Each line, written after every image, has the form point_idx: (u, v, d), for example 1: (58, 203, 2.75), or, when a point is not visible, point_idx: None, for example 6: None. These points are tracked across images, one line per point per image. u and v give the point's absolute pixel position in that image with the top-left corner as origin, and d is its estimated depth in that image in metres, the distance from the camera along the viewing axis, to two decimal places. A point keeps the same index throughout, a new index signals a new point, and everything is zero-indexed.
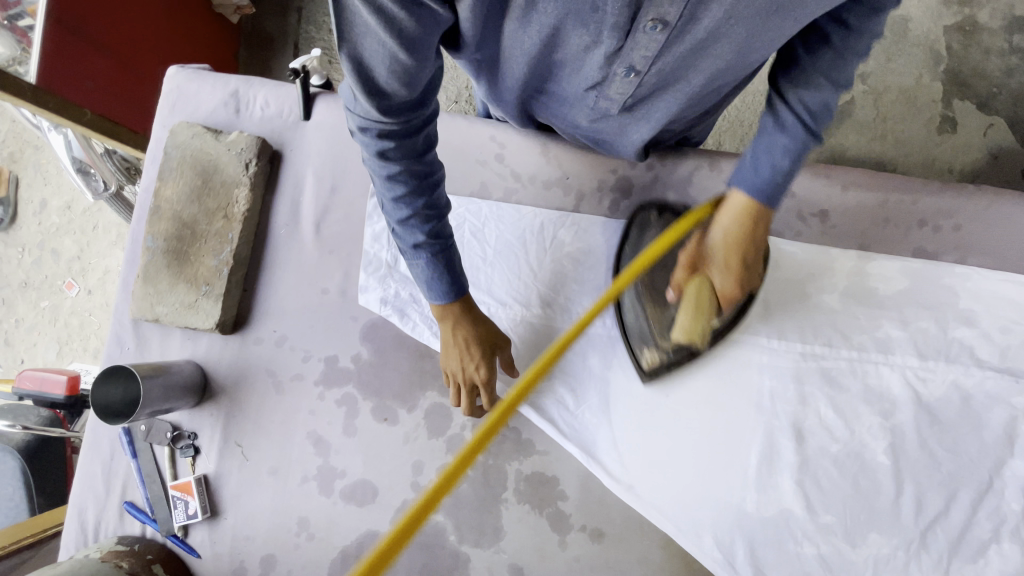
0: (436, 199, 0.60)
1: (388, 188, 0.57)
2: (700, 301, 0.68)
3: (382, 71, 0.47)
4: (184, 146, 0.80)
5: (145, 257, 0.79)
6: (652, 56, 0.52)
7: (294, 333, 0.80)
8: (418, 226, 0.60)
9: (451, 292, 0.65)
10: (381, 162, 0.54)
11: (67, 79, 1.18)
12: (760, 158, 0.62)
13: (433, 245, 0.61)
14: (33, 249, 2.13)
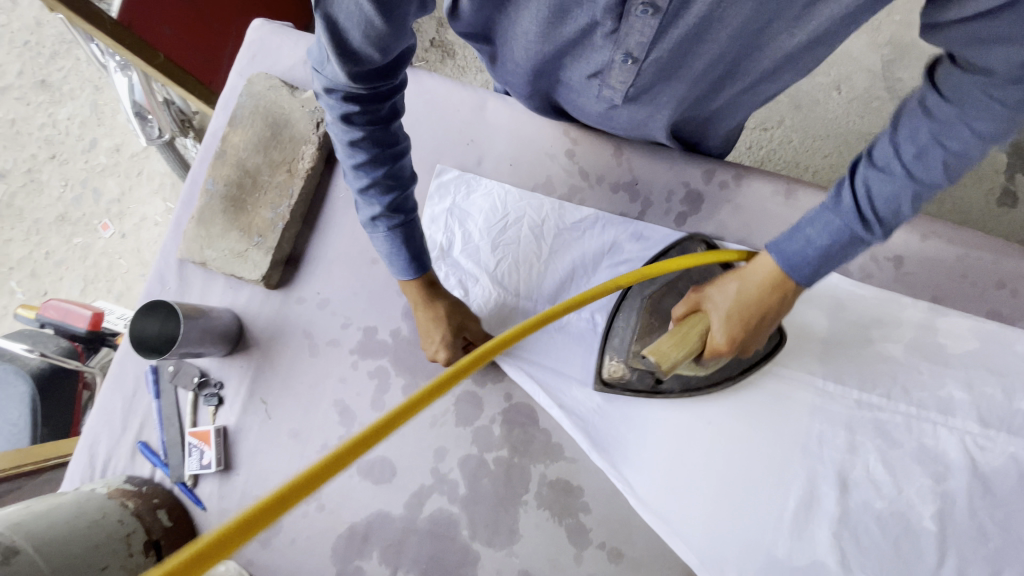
0: (398, 170, 0.63)
1: (349, 155, 0.60)
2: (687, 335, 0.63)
3: (355, 34, 0.48)
4: (259, 96, 0.80)
5: (202, 200, 0.79)
6: (647, 42, 0.55)
7: (337, 297, 0.79)
8: (375, 196, 0.63)
9: (410, 267, 0.69)
10: (343, 127, 0.58)
11: (148, 21, 1.20)
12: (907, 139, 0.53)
13: (392, 218, 0.64)
14: (76, 185, 2.16)
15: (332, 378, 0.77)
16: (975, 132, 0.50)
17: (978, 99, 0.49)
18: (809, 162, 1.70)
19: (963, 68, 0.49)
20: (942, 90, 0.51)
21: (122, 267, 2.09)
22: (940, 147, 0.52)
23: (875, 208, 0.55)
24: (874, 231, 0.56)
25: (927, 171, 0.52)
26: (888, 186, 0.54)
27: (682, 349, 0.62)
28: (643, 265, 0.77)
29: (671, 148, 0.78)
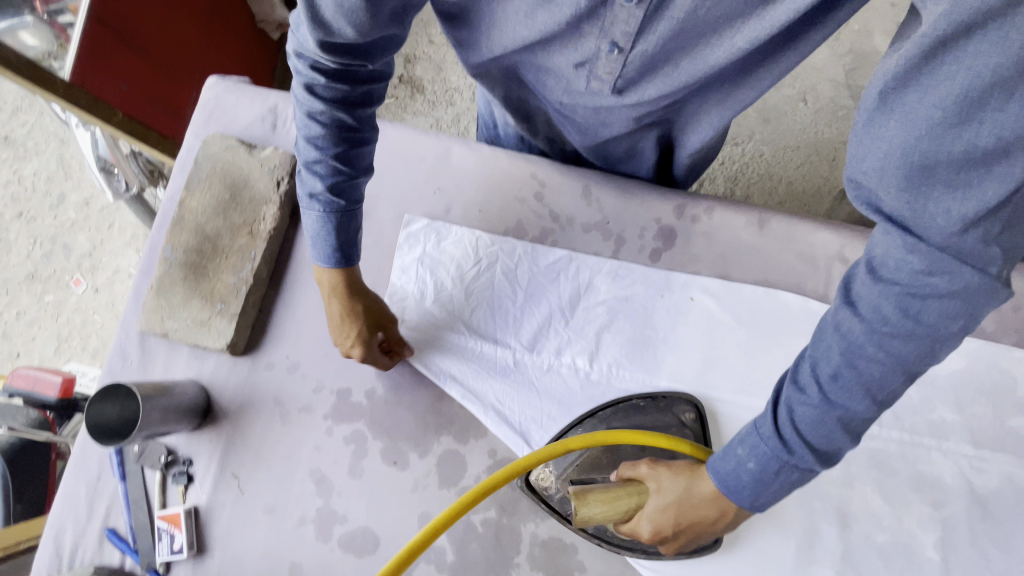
0: (354, 160, 0.64)
1: (306, 125, 0.60)
2: (618, 505, 0.60)
3: (329, 3, 0.50)
4: (216, 158, 0.78)
5: (160, 268, 0.76)
6: (632, 33, 0.57)
7: (307, 360, 0.76)
8: (323, 175, 0.63)
9: (334, 257, 0.67)
10: (306, 93, 0.59)
11: (103, 80, 1.18)
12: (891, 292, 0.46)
13: (329, 199, 0.63)
14: (45, 242, 2.11)
15: (306, 446, 0.73)
16: (898, 358, 0.46)
17: (904, 332, 0.45)
18: (783, 173, 1.71)
19: (895, 272, 0.45)
20: (861, 308, 0.47)
21: (96, 323, 2.04)
22: (854, 371, 0.48)
23: (799, 437, 0.51)
24: (804, 458, 0.51)
25: (845, 398, 0.48)
26: (813, 411, 0.50)
27: (603, 512, 0.59)
28: (621, 305, 0.75)
29: (640, 184, 0.77)
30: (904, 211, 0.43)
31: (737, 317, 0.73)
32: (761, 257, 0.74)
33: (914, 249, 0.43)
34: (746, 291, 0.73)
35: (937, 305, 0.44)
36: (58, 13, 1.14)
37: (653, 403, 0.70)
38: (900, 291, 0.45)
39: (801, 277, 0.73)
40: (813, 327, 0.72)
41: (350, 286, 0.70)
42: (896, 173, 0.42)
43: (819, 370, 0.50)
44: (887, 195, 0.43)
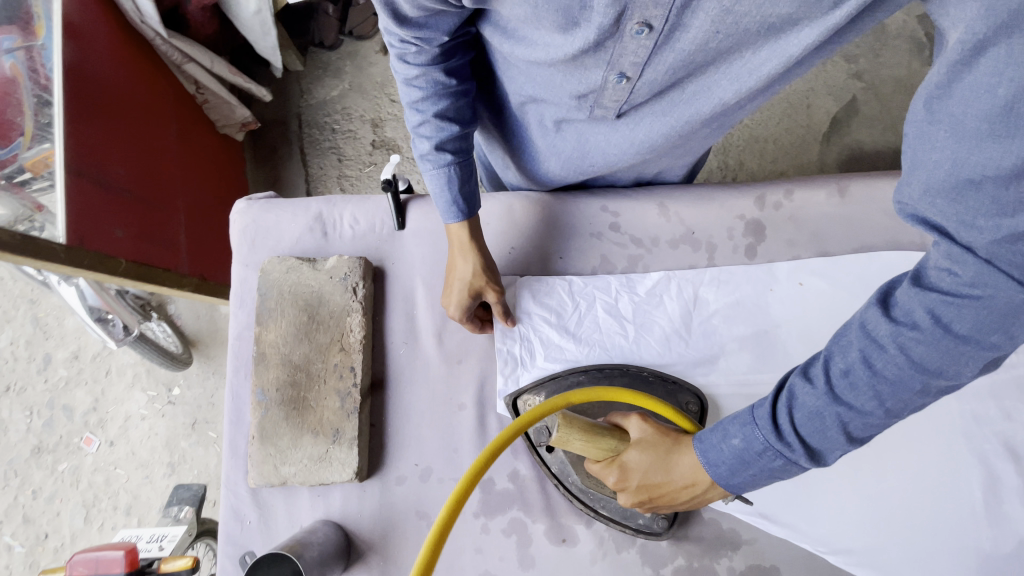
0: (457, 112, 0.69)
1: (407, 91, 0.67)
2: (596, 449, 0.59)
3: None
4: (280, 282, 0.73)
5: (257, 414, 0.70)
6: (641, 62, 0.56)
7: (438, 461, 0.71)
8: (431, 135, 0.68)
9: (455, 209, 0.70)
10: (401, 65, 0.64)
11: (98, 230, 1.11)
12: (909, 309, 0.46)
13: (441, 156, 0.69)
14: (43, 409, 1.97)
15: (466, 551, 0.69)
16: (916, 362, 0.46)
17: (931, 338, 0.45)
18: (767, 133, 1.75)
19: (939, 280, 0.45)
20: (894, 313, 0.47)
21: (121, 477, 1.90)
22: (869, 371, 0.47)
23: (794, 427, 0.51)
24: (794, 445, 0.51)
25: (861, 399, 0.48)
26: (816, 400, 0.49)
27: (582, 446, 0.59)
28: (734, 309, 0.73)
29: (712, 187, 0.76)
30: (951, 224, 0.44)
31: (850, 289, 0.72)
32: (851, 224, 0.74)
33: (960, 262, 0.43)
34: (848, 261, 0.73)
35: (972, 313, 0.43)
36: (17, 174, 1.04)
37: (662, 382, 0.70)
38: (941, 297, 0.45)
39: (894, 233, 0.73)
40: None
41: (478, 245, 0.71)
42: (939, 185, 0.43)
43: (831, 365, 0.50)
44: (934, 204, 0.44)
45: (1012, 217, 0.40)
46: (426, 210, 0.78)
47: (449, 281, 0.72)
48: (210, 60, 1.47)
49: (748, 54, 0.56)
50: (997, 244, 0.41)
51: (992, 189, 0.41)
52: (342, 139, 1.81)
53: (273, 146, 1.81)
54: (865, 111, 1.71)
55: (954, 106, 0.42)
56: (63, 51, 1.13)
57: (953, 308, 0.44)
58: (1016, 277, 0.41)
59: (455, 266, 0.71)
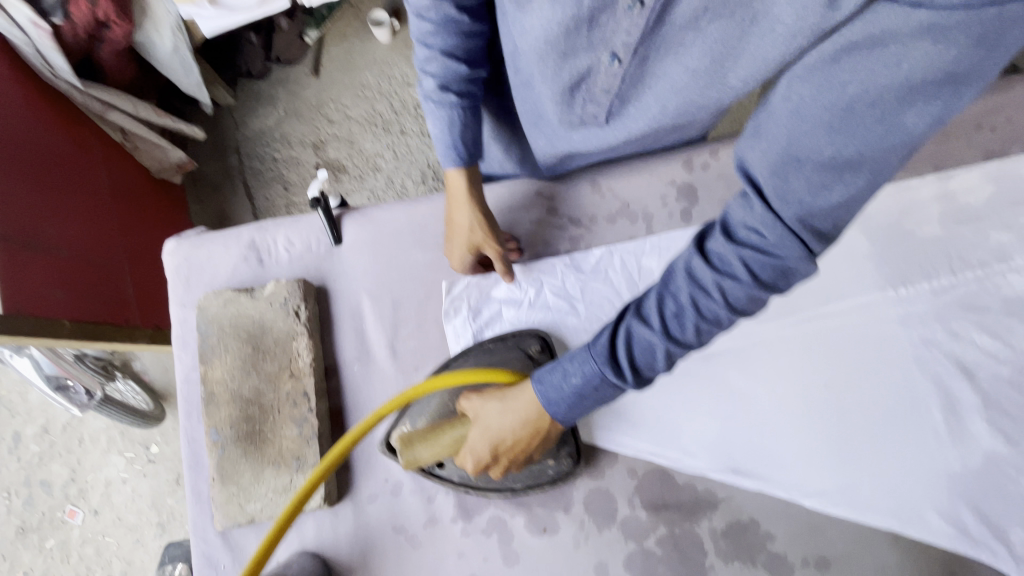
0: (467, 52, 0.67)
1: (418, 26, 0.66)
2: (446, 446, 0.61)
3: None
4: (220, 317, 0.71)
5: (214, 456, 0.68)
6: (633, 42, 0.57)
7: (408, 473, 0.69)
8: (437, 73, 0.66)
9: (453, 155, 0.70)
10: None
11: (37, 295, 1.07)
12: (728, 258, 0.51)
13: (449, 95, 0.67)
14: (19, 489, 1.89)
15: (449, 557, 0.67)
16: (731, 303, 0.51)
17: (743, 282, 0.50)
18: None
19: (749, 237, 0.51)
20: (711, 258, 0.52)
21: (112, 544, 1.83)
22: (695, 313, 0.52)
23: (630, 361, 0.54)
24: (626, 381, 0.54)
25: (688, 335, 0.53)
26: (648, 337, 0.53)
27: (431, 452, 0.60)
28: None
29: (640, 157, 0.76)
30: (769, 190, 0.49)
31: None
32: None
33: (768, 226, 0.49)
34: None
35: (774, 266, 0.50)
36: None
37: (500, 343, 0.70)
38: (750, 249, 0.50)
39: None
40: None
41: (479, 194, 0.71)
42: (775, 155, 0.48)
43: (665, 311, 0.53)
44: (763, 171, 0.49)
45: (825, 193, 0.47)
46: (361, 222, 0.77)
47: (452, 228, 0.71)
48: (133, 105, 1.42)
49: (734, 53, 0.56)
50: (804, 216, 0.48)
51: (829, 161, 0.46)
52: (285, 166, 1.78)
53: (215, 183, 1.76)
54: None
55: (811, 94, 0.47)
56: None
57: (758, 260, 0.50)
58: (804, 239, 0.48)
59: (457, 214, 0.70)
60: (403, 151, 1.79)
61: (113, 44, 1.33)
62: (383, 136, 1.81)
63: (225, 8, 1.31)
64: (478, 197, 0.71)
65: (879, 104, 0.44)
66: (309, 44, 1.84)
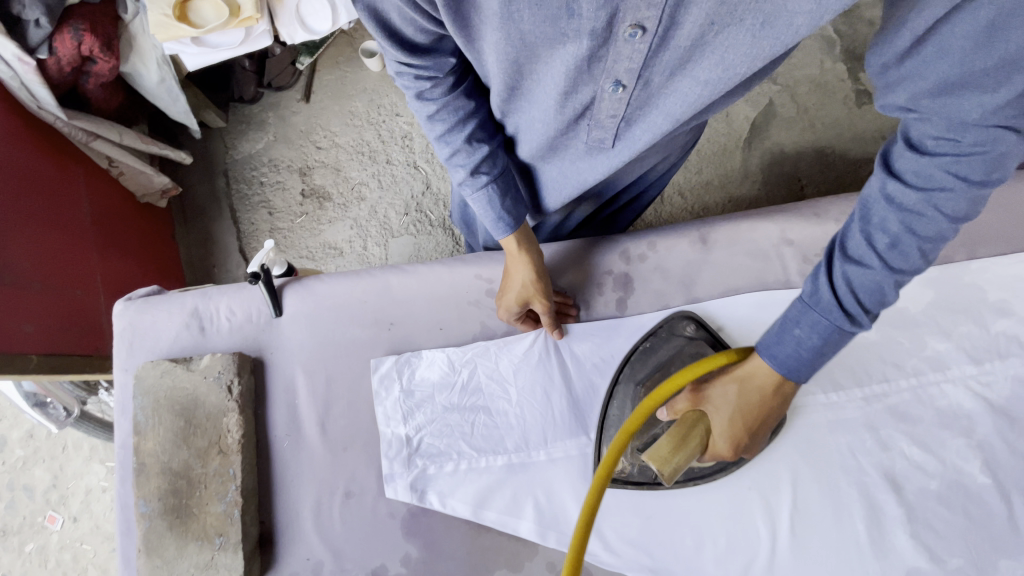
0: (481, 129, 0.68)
1: (430, 127, 0.66)
2: (687, 438, 0.60)
3: (405, 27, 0.55)
4: (155, 388, 0.73)
5: (142, 527, 0.70)
6: (636, 67, 0.56)
7: (329, 554, 0.70)
8: (466, 163, 0.67)
9: (503, 223, 0.70)
10: (420, 102, 0.63)
11: (4, 331, 1.10)
12: (930, 169, 0.50)
13: (489, 174, 0.68)
14: (3, 492, 1.89)
15: None
16: (949, 215, 0.51)
17: (956, 193, 0.49)
18: None
19: (940, 147, 0.50)
20: (906, 178, 0.52)
21: (88, 552, 1.85)
22: (910, 235, 0.52)
23: (857, 300, 0.54)
24: (860, 317, 0.55)
25: (908, 261, 0.52)
26: (869, 274, 0.53)
27: (682, 454, 0.59)
28: (609, 363, 0.74)
29: (581, 244, 0.77)
30: (941, 117, 0.49)
31: (719, 335, 0.73)
32: (717, 269, 0.75)
33: (961, 130, 0.48)
34: (716, 306, 0.74)
35: (983, 161, 0.48)
36: None
37: (659, 336, 0.72)
38: (946, 160, 0.49)
39: (759, 272, 0.74)
40: None
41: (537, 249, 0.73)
42: (928, 87, 0.48)
43: (876, 242, 0.53)
44: (921, 102, 0.49)
45: (1005, 87, 0.45)
46: (302, 294, 0.78)
47: (511, 284, 0.73)
48: (118, 134, 1.46)
49: (752, 56, 0.55)
50: (994, 109, 0.46)
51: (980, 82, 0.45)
52: (272, 191, 1.80)
53: (201, 205, 1.79)
54: (783, 113, 1.72)
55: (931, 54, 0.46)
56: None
57: (962, 164, 0.49)
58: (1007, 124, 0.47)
59: (515, 270, 0.72)
60: (389, 180, 1.80)
61: (99, 78, 1.37)
62: (368, 165, 1.81)
63: (208, 46, 1.32)
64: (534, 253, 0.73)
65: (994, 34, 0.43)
66: (301, 70, 1.85)
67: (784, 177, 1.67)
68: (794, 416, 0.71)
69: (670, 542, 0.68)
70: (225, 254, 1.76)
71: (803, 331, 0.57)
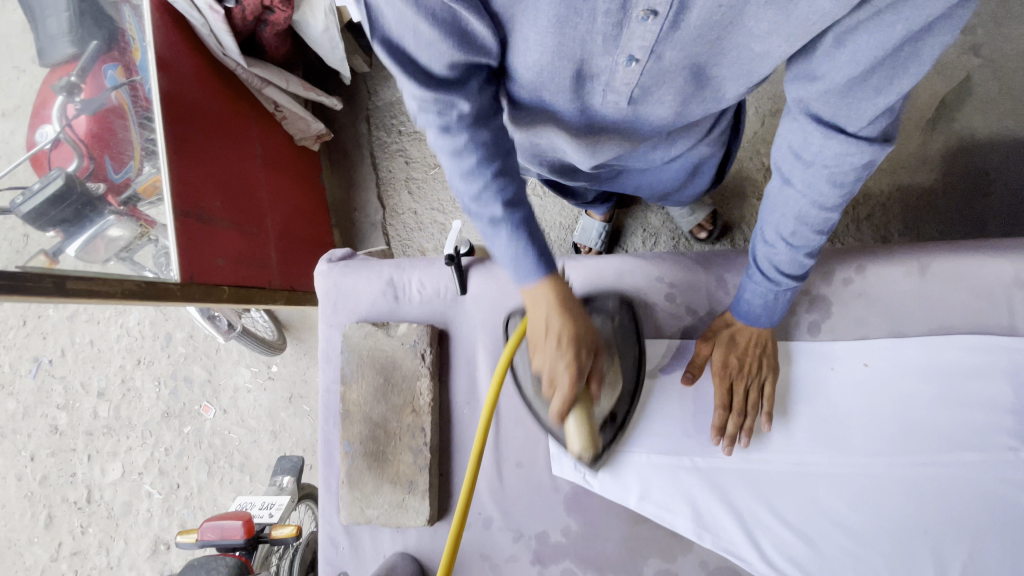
0: (511, 170, 0.59)
1: (465, 185, 0.58)
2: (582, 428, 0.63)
3: (422, 53, 0.50)
4: (360, 346, 0.82)
5: (345, 462, 0.81)
6: (649, 43, 0.53)
7: (498, 512, 0.79)
8: (496, 207, 0.58)
9: (540, 269, 0.61)
10: (454, 157, 0.56)
11: (203, 262, 1.25)
12: (815, 178, 0.59)
13: (518, 226, 0.59)
14: (167, 380, 2.01)
15: None
16: (831, 206, 0.60)
17: (831, 201, 0.59)
18: None
19: (820, 152, 0.58)
20: (797, 185, 0.61)
21: (234, 440, 1.94)
22: (806, 225, 0.61)
23: (784, 273, 0.65)
24: (792, 283, 0.66)
25: (808, 240, 0.62)
26: (785, 255, 0.64)
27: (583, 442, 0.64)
28: (784, 387, 0.73)
29: None
30: (835, 106, 0.55)
31: (917, 372, 0.70)
32: (929, 305, 0.70)
33: (842, 159, 0.57)
34: (922, 343, 0.70)
35: (856, 162, 0.57)
36: (131, 199, 1.25)
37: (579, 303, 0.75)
38: (826, 169, 0.58)
39: (979, 314, 0.69)
40: (1007, 362, 0.68)
41: (567, 305, 0.61)
42: (836, 85, 0.53)
43: (782, 232, 0.63)
44: (829, 101, 0.55)
45: (893, 86, 0.52)
46: (487, 278, 0.83)
47: (542, 339, 0.62)
48: (285, 81, 1.55)
49: (771, 30, 0.51)
50: (867, 117, 0.54)
51: (876, 83, 0.52)
52: (409, 141, 1.86)
53: (346, 148, 1.89)
54: (981, 92, 1.46)
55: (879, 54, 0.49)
56: (159, 82, 1.25)
57: (840, 171, 0.58)
58: (866, 139, 0.56)
59: (545, 329, 0.61)
60: None
61: (275, 27, 1.45)
62: None
63: None
64: (569, 309, 0.61)
65: (899, 54, 0.49)
66: None
67: (968, 166, 1.44)
68: (987, 469, 0.67)
69: (833, 569, 0.68)
70: (364, 198, 1.87)
71: (751, 297, 0.69)
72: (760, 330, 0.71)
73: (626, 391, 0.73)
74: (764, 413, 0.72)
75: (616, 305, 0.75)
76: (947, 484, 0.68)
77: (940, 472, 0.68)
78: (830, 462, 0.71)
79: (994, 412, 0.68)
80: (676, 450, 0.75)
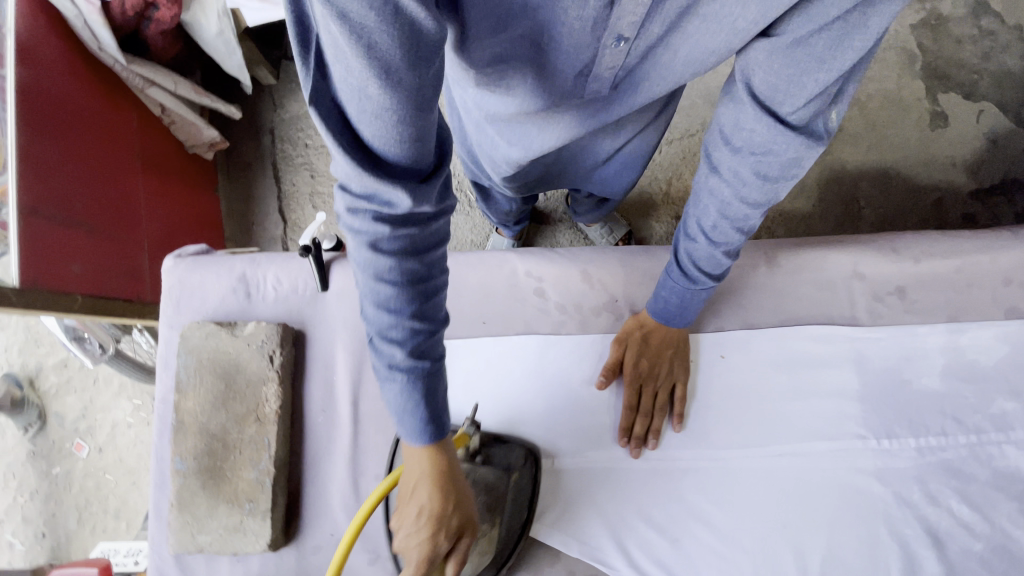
0: (431, 315, 0.47)
1: (371, 291, 0.44)
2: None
3: (363, 122, 0.37)
4: (199, 349, 0.73)
5: (175, 482, 0.71)
6: (640, 19, 0.47)
7: (354, 531, 0.71)
8: (398, 339, 0.45)
9: (427, 432, 0.50)
10: (368, 255, 0.42)
11: (51, 269, 1.12)
12: (738, 167, 0.57)
13: (416, 367, 0.47)
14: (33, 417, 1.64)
15: None
16: (757, 202, 0.58)
17: (755, 192, 0.57)
18: None
19: (746, 138, 0.56)
20: (723, 172, 0.59)
21: (110, 483, 1.61)
22: (727, 218, 0.59)
23: (700, 270, 0.63)
24: (708, 281, 0.64)
25: (729, 236, 0.60)
26: (704, 250, 0.61)
27: None
28: None
29: (634, 254, 0.76)
30: (781, 84, 0.52)
31: (772, 362, 0.71)
32: (781, 296, 0.72)
33: (765, 147, 0.55)
34: (774, 334, 0.71)
35: (779, 162, 0.55)
36: None
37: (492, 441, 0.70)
38: (752, 157, 0.56)
39: (825, 304, 0.72)
40: (852, 350, 0.71)
41: (448, 472, 0.53)
42: (777, 55, 0.51)
43: (703, 223, 0.61)
44: (770, 74, 0.52)
45: (833, 62, 0.50)
46: (349, 272, 0.78)
47: (407, 503, 0.54)
48: (173, 83, 1.45)
49: (757, 16, 0.49)
50: (804, 102, 0.52)
51: (820, 51, 0.49)
52: (315, 154, 1.79)
53: (246, 159, 1.80)
54: (851, 126, 1.60)
55: (829, 17, 0.47)
56: (16, 72, 1.12)
57: (765, 161, 0.55)
58: (795, 130, 0.54)
59: (412, 495, 0.54)
60: None
61: (159, 25, 1.35)
62: None
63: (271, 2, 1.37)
64: (447, 479, 0.53)
65: (848, 23, 0.48)
66: None
67: (843, 192, 1.56)
68: (838, 456, 0.68)
69: (698, 568, 0.65)
70: (264, 212, 1.77)
71: (669, 295, 0.66)
72: (673, 329, 0.69)
73: (522, 504, 0.66)
74: (676, 414, 0.70)
75: (521, 458, 0.68)
76: (802, 475, 0.68)
77: (796, 463, 0.68)
78: (695, 456, 0.69)
79: (843, 400, 0.70)
80: (542, 452, 0.70)
